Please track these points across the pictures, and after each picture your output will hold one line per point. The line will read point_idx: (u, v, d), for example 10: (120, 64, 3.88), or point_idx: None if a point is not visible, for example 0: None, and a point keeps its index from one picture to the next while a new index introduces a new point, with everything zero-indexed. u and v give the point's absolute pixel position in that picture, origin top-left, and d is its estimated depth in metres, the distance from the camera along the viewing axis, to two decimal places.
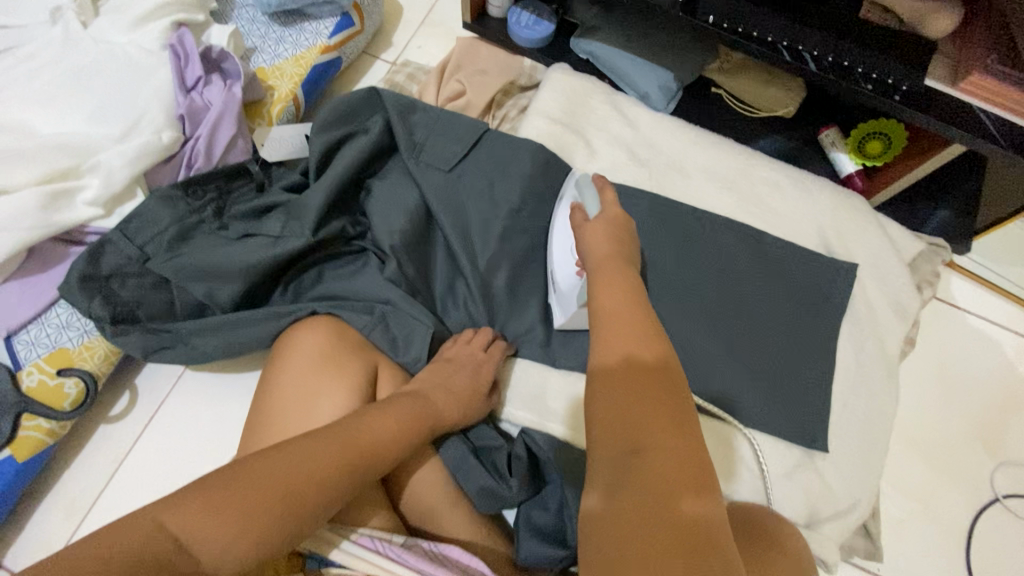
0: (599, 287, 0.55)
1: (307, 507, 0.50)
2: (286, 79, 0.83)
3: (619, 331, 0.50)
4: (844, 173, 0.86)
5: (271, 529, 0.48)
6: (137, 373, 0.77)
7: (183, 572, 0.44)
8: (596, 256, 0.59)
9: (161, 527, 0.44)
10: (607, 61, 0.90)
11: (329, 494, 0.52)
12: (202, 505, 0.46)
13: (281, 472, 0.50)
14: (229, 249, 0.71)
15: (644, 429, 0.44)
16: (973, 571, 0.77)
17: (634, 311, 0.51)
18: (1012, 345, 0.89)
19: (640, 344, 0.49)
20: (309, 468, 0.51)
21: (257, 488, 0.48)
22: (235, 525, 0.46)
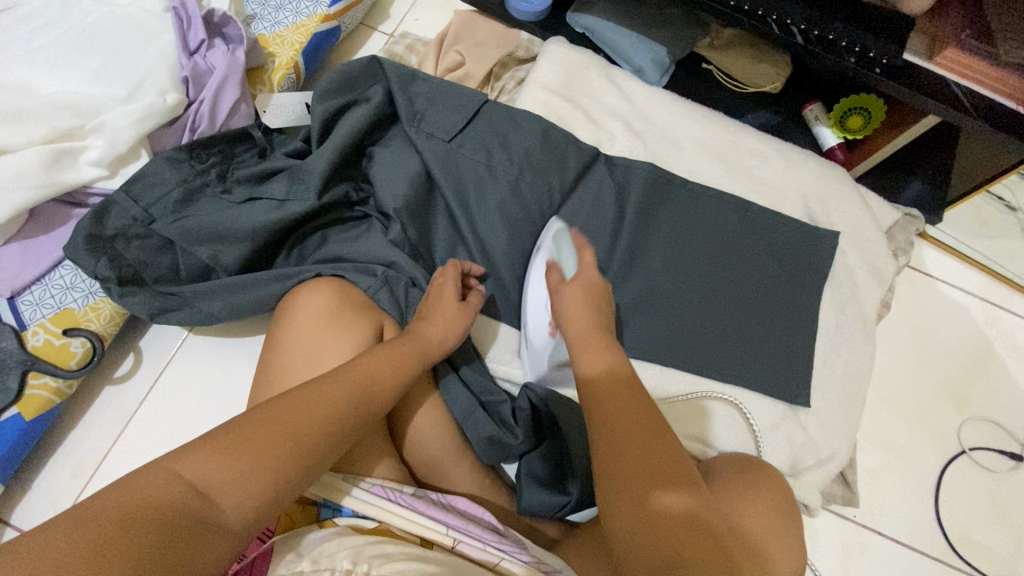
0: (575, 329, 0.62)
1: (315, 446, 0.53)
2: (287, 46, 0.83)
3: (592, 345, 0.59)
4: (826, 145, 0.90)
5: (282, 469, 0.51)
6: (140, 336, 0.78)
7: (205, 517, 0.47)
8: (571, 317, 0.63)
9: (180, 477, 0.47)
10: (603, 35, 0.92)
11: (334, 433, 0.55)
12: (212, 451, 0.49)
13: (289, 415, 0.53)
14: (235, 212, 0.72)
15: (632, 434, 0.53)
16: (940, 515, 0.83)
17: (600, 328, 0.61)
18: (978, 311, 0.95)
19: (604, 356, 0.58)
20: (311, 411, 0.54)
21: (263, 435, 0.51)
22: (250, 467, 0.49)
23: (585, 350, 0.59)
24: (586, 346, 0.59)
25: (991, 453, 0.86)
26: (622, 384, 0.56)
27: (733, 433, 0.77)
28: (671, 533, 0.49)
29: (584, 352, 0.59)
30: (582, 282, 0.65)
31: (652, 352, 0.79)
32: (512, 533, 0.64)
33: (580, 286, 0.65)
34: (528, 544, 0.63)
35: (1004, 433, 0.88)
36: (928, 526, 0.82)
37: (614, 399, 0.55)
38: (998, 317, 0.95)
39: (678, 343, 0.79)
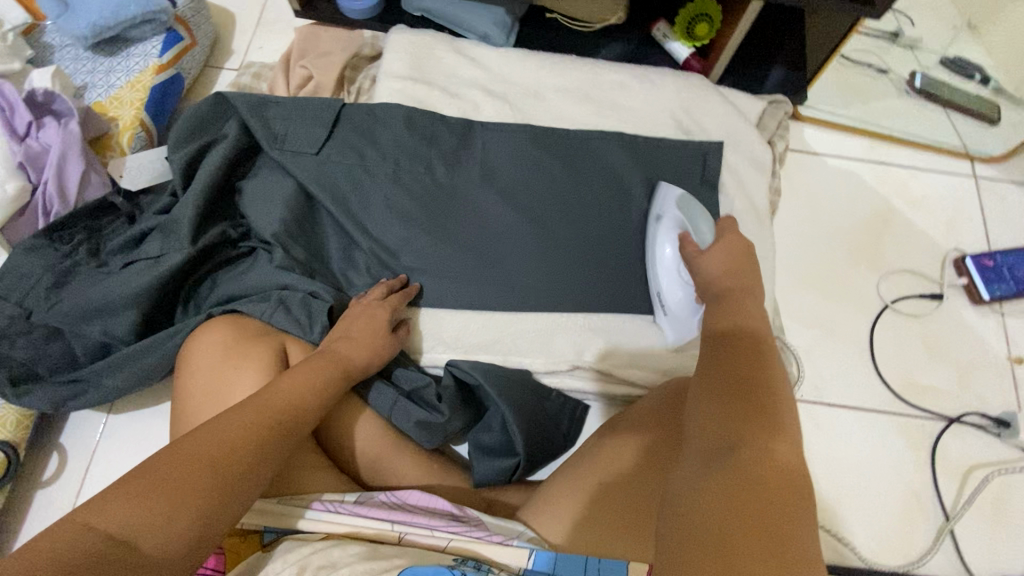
0: (725, 302, 0.56)
1: (237, 474, 0.52)
2: (127, 107, 0.82)
3: (735, 306, 0.55)
4: (680, 58, 0.93)
5: (203, 500, 0.49)
6: (59, 432, 0.76)
7: (128, 565, 0.44)
8: (716, 269, 0.59)
9: (92, 529, 0.45)
10: (440, 11, 0.93)
11: (256, 456, 0.54)
12: (125, 498, 0.47)
13: (202, 445, 0.52)
14: (112, 282, 0.71)
15: (742, 398, 0.46)
16: (880, 370, 0.86)
17: (750, 301, 0.55)
18: (869, 174, 0.99)
19: (741, 320, 0.53)
20: (226, 441, 0.53)
21: (176, 474, 0.49)
22: (166, 506, 0.47)
23: (738, 314, 0.54)
24: (730, 306, 0.55)
25: (912, 301, 0.90)
26: (743, 346, 0.50)
27: (666, 352, 0.79)
28: (749, 491, 0.39)
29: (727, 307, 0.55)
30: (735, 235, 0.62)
31: (568, 298, 0.81)
32: (470, 515, 0.60)
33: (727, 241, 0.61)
34: (489, 522, 0.59)
35: (920, 279, 0.92)
36: (871, 383, 0.86)
37: (738, 366, 0.48)
38: (888, 174, 1.00)
39: (588, 282, 0.81)
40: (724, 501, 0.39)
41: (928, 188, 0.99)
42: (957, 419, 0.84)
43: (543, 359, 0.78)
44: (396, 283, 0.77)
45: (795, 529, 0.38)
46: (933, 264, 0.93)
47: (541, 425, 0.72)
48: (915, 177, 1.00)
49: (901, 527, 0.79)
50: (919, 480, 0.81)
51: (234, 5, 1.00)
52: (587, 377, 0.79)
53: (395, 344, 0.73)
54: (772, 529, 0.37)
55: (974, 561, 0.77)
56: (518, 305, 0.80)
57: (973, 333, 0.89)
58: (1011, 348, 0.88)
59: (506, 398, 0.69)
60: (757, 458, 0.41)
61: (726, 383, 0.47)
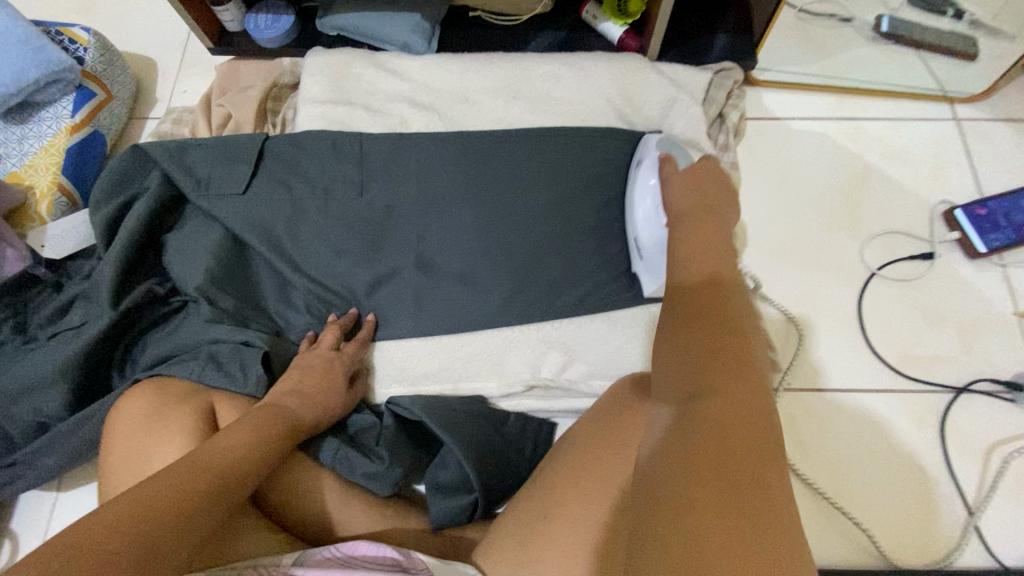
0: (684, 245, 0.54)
1: (178, 531, 0.45)
2: (43, 173, 0.80)
3: (698, 251, 0.52)
4: (614, 38, 0.87)
5: (143, 556, 0.42)
6: (8, 518, 0.74)
7: None
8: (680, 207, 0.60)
9: None
10: (357, 26, 0.88)
11: (196, 515, 0.48)
12: (47, 571, 0.38)
13: (130, 504, 0.45)
14: (38, 357, 0.69)
15: (709, 334, 0.41)
16: (872, 344, 0.79)
17: (708, 238, 0.53)
18: (837, 132, 0.92)
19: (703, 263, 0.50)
20: (162, 500, 0.47)
21: (107, 537, 0.42)
22: (97, 565, 0.40)
23: (705, 257, 0.51)
24: (689, 251, 0.52)
25: (900, 264, 0.83)
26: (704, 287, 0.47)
27: (628, 357, 0.74)
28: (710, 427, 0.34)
29: (687, 261, 0.51)
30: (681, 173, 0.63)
31: (519, 312, 0.75)
32: (416, 559, 0.56)
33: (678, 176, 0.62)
34: (436, 566, 0.55)
35: (905, 238, 0.84)
36: (863, 358, 0.79)
37: (690, 307, 0.45)
38: (859, 130, 0.92)
39: (540, 290, 0.76)
40: (674, 453, 0.33)
41: (905, 139, 0.91)
42: (964, 387, 0.76)
43: (497, 381, 0.74)
44: (348, 321, 0.75)
45: (768, 473, 0.32)
46: (919, 221, 0.85)
47: (498, 458, 0.66)
48: (889, 128, 0.92)
49: (914, 516, 0.71)
50: (929, 461, 0.73)
51: (152, 51, 0.98)
52: (549, 393, 0.74)
53: (344, 402, 0.68)
54: (740, 475, 0.31)
55: (999, 545, 0.69)
56: (464, 327, 0.75)
57: (971, 291, 0.81)
58: (1017, 302, 0.80)
59: (453, 433, 0.65)
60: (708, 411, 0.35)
61: (683, 324, 0.43)
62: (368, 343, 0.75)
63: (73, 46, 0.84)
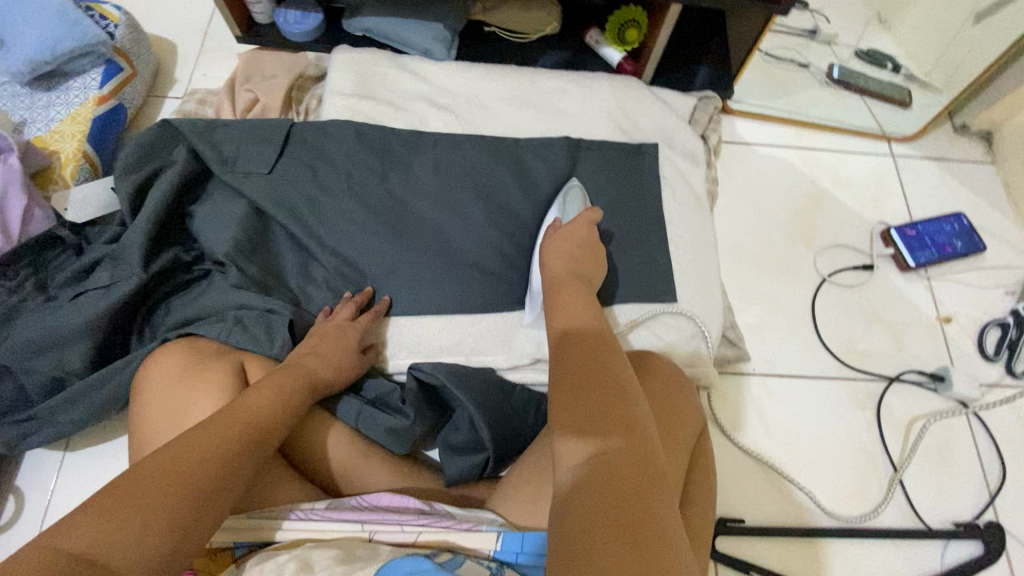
0: (555, 293, 0.63)
1: (209, 491, 0.49)
2: (68, 139, 0.82)
3: (569, 303, 0.61)
4: (614, 62, 0.98)
5: (176, 514, 0.47)
6: (14, 476, 0.74)
7: None
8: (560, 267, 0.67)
9: (59, 550, 0.42)
10: (383, 29, 0.95)
11: (228, 475, 0.52)
12: (96, 517, 0.44)
13: (169, 463, 0.49)
14: (63, 313, 0.70)
15: (607, 422, 0.46)
16: (823, 339, 0.92)
17: (580, 293, 0.62)
18: (797, 159, 1.06)
19: (574, 318, 0.58)
20: (198, 450, 0.51)
21: (149, 486, 0.47)
22: (137, 520, 0.45)
23: (568, 312, 0.60)
24: (560, 305, 0.61)
25: (847, 273, 0.97)
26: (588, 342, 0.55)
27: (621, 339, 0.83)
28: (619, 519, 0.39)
29: (556, 313, 0.60)
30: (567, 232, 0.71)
31: (525, 296, 0.84)
32: (438, 509, 0.62)
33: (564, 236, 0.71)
34: (456, 513, 0.61)
35: (850, 251, 0.98)
36: (816, 351, 0.91)
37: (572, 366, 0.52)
38: (813, 158, 1.07)
39: None
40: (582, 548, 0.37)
41: (851, 169, 1.07)
42: (896, 377, 0.89)
43: (504, 356, 0.81)
44: (364, 299, 0.79)
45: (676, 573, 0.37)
46: (862, 238, 1.00)
47: (507, 422, 0.73)
48: (838, 159, 1.07)
49: (855, 485, 0.83)
50: (868, 438, 0.86)
51: (173, 35, 1.01)
52: (550, 369, 0.82)
53: (360, 366, 0.73)
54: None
55: (923, 509, 0.82)
56: (474, 308, 0.82)
57: (902, 298, 0.95)
58: (938, 309, 0.95)
59: (470, 397, 0.72)
60: (609, 513, 0.39)
61: (599, 417, 0.46)
62: (380, 318, 0.79)
63: (104, 22, 0.87)
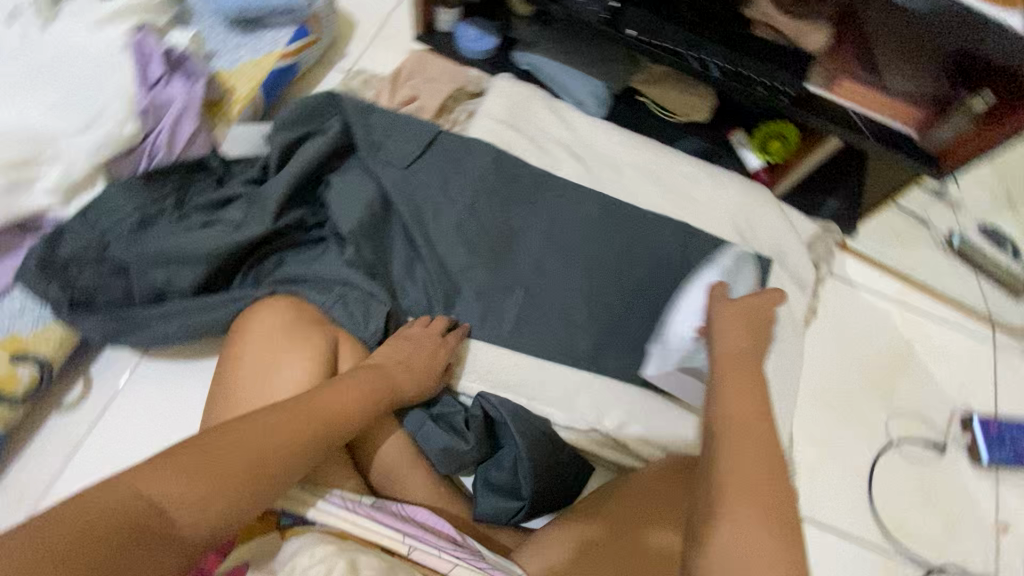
0: (732, 382, 0.53)
1: (273, 478, 0.53)
2: (246, 81, 0.88)
3: (737, 387, 0.53)
4: (752, 167, 1.00)
5: (242, 491, 0.50)
6: (89, 363, 0.77)
7: (163, 539, 0.46)
8: (730, 342, 0.58)
9: (140, 494, 0.45)
10: (545, 70, 1.00)
11: (289, 464, 0.54)
12: (178, 471, 0.47)
13: (252, 440, 0.52)
14: (193, 236, 0.74)
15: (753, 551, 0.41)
16: (874, 504, 0.89)
17: (752, 387, 0.53)
18: (898, 314, 1.04)
19: (746, 410, 0.50)
20: (281, 434, 0.54)
21: (229, 458, 0.50)
22: (210, 486, 0.48)
23: (737, 399, 0.51)
24: (735, 387, 0.52)
25: (916, 446, 0.94)
26: (759, 449, 0.47)
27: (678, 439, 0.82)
28: None
29: (727, 398, 0.52)
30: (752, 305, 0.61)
31: (601, 361, 0.84)
32: (469, 545, 0.64)
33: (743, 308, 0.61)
34: (485, 554, 0.63)
35: (926, 426, 0.95)
36: (864, 514, 0.88)
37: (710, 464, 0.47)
38: (914, 319, 1.05)
39: (623, 349, 0.85)
40: None
41: (947, 342, 1.04)
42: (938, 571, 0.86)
43: (564, 413, 0.81)
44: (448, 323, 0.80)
45: None
46: (941, 416, 0.97)
47: (551, 483, 0.73)
48: (937, 328, 1.05)
49: None
50: None
51: (357, 12, 1.08)
52: (602, 442, 0.82)
53: (434, 386, 0.74)
54: None
55: None
56: (550, 356, 0.84)
57: (966, 491, 0.92)
58: (1001, 516, 0.91)
59: (529, 443, 0.72)
60: None
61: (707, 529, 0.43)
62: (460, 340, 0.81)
63: None
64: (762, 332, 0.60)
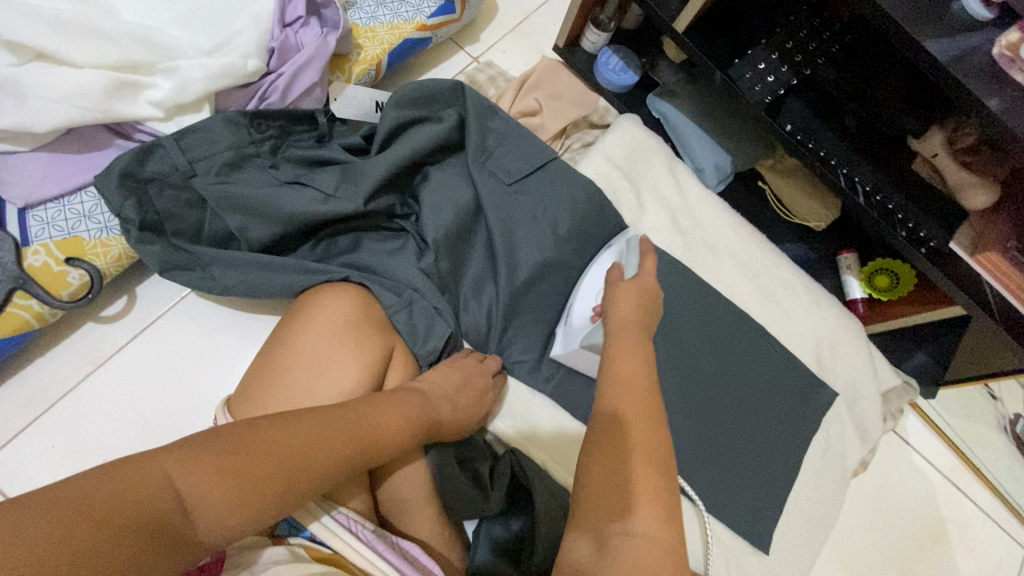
0: (617, 347, 0.57)
1: (301, 495, 0.48)
2: (377, 43, 0.85)
3: (626, 367, 0.54)
4: (850, 295, 0.94)
5: (267, 503, 0.46)
6: (140, 281, 0.76)
7: (179, 536, 0.41)
8: (622, 316, 0.60)
9: (171, 482, 0.41)
10: (675, 123, 0.94)
11: (322, 490, 0.50)
12: (212, 468, 0.43)
13: (294, 447, 0.48)
14: (281, 194, 0.71)
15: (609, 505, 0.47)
16: None
17: (641, 344, 0.57)
18: (948, 493, 0.97)
19: (633, 373, 0.54)
20: (322, 447, 0.50)
21: (266, 463, 0.46)
22: (239, 491, 0.44)
23: (622, 367, 0.54)
24: (622, 380, 0.53)
25: None
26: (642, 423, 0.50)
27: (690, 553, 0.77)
28: None
29: (617, 384, 0.53)
30: (638, 283, 0.63)
31: None
32: None
33: (635, 287, 0.62)
34: None
35: None
36: None
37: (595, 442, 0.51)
38: (964, 505, 0.97)
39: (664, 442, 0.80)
40: None
41: (994, 541, 0.96)
42: None
43: None
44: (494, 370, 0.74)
45: None
46: None
47: (558, 556, 0.67)
48: (988, 525, 0.96)
49: None
50: None
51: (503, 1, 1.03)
52: None
53: (471, 425, 0.70)
54: None
55: None
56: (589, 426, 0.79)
57: None
58: None
59: (546, 521, 0.67)
60: None
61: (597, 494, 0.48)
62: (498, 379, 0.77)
63: None
64: (652, 311, 0.61)
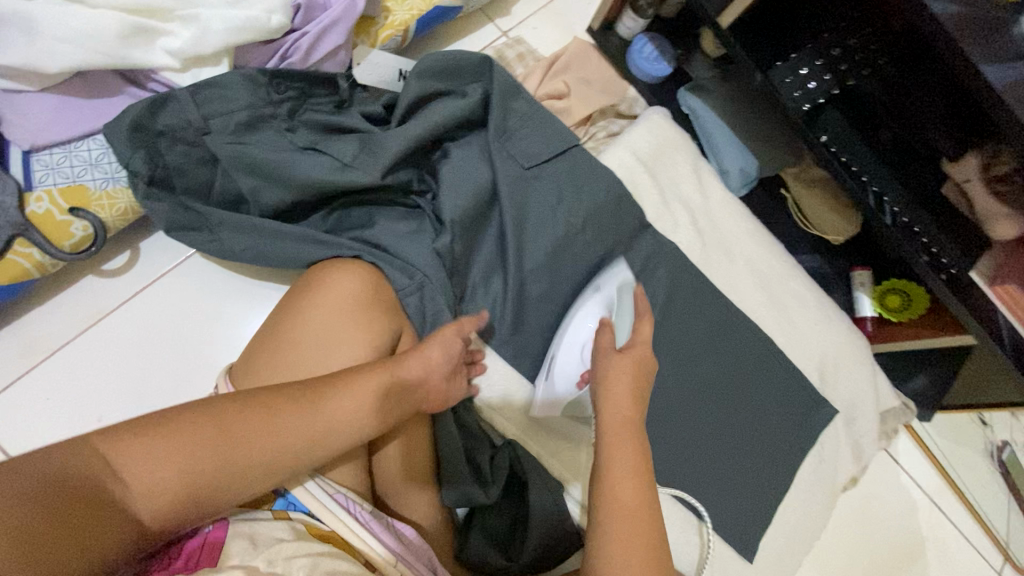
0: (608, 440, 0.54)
1: (246, 461, 0.47)
2: (404, 9, 0.81)
3: (619, 442, 0.54)
4: (860, 313, 0.93)
5: (207, 467, 0.45)
6: (144, 236, 0.75)
7: (112, 501, 0.42)
8: (612, 394, 0.57)
9: (102, 449, 0.43)
10: (704, 121, 0.91)
11: (275, 462, 0.48)
12: (146, 432, 0.44)
13: (234, 413, 0.47)
14: (295, 159, 0.69)
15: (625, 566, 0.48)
16: None
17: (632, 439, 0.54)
18: (930, 514, 0.98)
19: (625, 456, 0.53)
20: (266, 414, 0.48)
21: (204, 428, 0.46)
22: (171, 454, 0.44)
23: (619, 431, 0.54)
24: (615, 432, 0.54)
25: None
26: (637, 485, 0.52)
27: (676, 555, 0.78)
28: None
29: (613, 447, 0.53)
30: (634, 347, 0.59)
31: None
32: None
33: (630, 354, 0.59)
34: None
35: None
36: None
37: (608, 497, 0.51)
38: (944, 527, 0.99)
39: (662, 445, 0.80)
40: None
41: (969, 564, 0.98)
42: None
43: None
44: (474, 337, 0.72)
45: None
46: None
47: (548, 549, 0.69)
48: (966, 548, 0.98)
49: None
50: None
51: None
52: None
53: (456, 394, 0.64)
54: None
55: None
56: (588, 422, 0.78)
57: None
58: None
59: (540, 518, 0.69)
60: None
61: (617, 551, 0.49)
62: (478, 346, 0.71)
63: None
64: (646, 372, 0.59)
